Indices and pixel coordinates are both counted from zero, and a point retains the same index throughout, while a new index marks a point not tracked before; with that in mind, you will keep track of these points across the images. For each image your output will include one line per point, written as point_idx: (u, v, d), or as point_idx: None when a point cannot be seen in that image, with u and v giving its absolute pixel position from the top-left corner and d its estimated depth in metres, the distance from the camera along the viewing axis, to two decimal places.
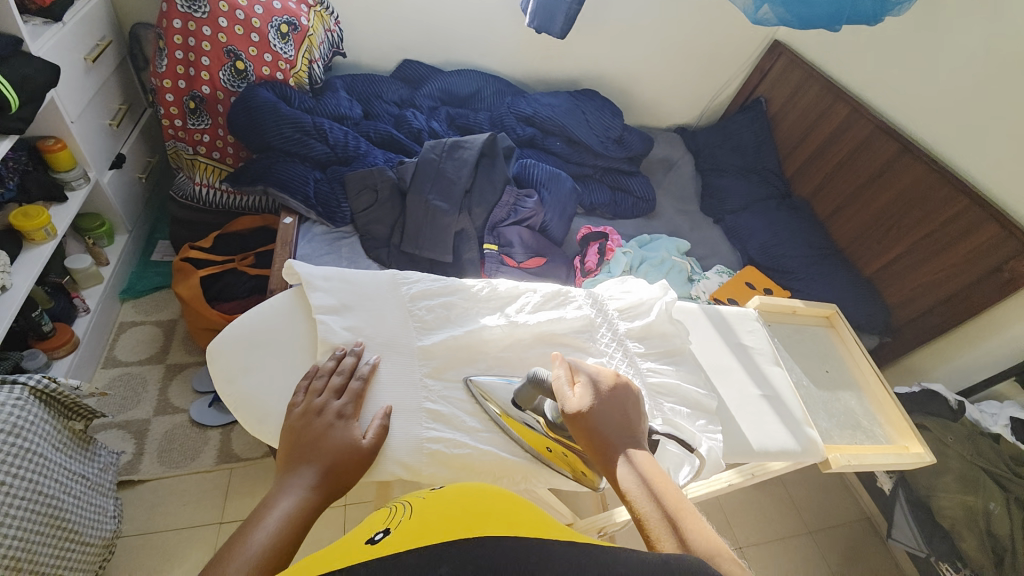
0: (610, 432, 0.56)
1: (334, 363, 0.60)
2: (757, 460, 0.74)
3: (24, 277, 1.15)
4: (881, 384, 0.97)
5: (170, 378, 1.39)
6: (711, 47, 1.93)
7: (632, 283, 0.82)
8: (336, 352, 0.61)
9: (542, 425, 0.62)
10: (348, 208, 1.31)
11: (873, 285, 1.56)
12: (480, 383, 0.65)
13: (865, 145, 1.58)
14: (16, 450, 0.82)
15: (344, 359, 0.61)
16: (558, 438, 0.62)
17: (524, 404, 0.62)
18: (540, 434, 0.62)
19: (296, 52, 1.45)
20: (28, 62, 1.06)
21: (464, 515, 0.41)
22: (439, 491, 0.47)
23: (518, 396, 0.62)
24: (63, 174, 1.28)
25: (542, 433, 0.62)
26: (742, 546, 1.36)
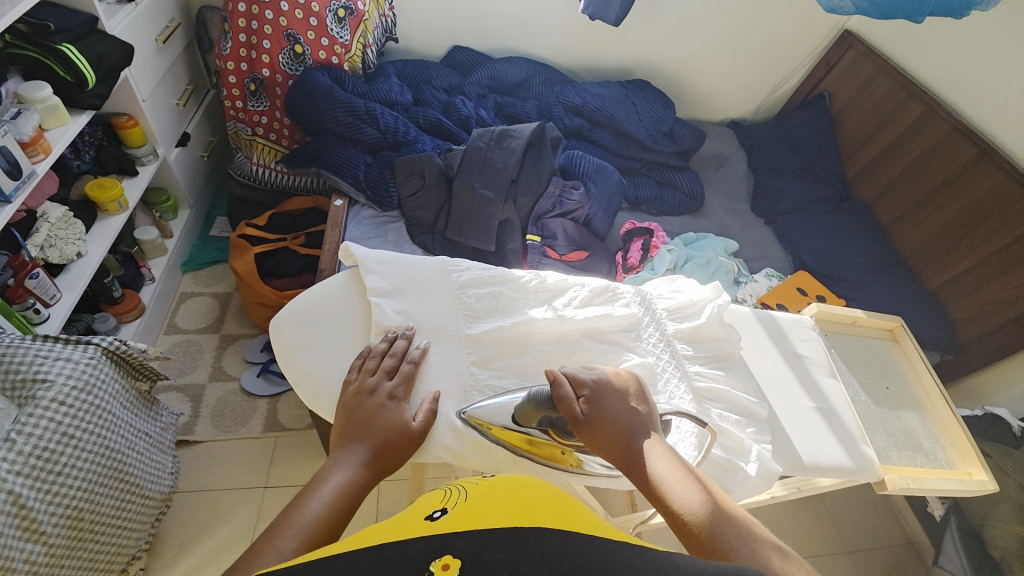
0: (622, 434, 0.56)
1: (386, 344, 0.62)
2: (806, 474, 0.71)
3: (98, 245, 1.23)
4: (947, 406, 0.91)
5: (224, 347, 1.47)
6: (774, 37, 1.83)
7: (683, 283, 0.79)
8: (388, 335, 0.63)
9: (550, 433, 0.60)
10: (396, 193, 1.34)
11: (938, 299, 1.46)
12: (474, 414, 0.60)
13: (940, 147, 1.46)
14: (88, 405, 0.89)
15: (395, 342, 0.62)
16: (565, 443, 0.61)
17: (524, 422, 0.59)
18: (553, 444, 0.61)
19: (352, 37, 1.48)
20: (102, 40, 1.13)
21: (517, 505, 0.43)
22: (490, 480, 0.50)
23: (519, 413, 0.59)
24: (135, 150, 1.36)
25: (549, 440, 0.61)
26: None
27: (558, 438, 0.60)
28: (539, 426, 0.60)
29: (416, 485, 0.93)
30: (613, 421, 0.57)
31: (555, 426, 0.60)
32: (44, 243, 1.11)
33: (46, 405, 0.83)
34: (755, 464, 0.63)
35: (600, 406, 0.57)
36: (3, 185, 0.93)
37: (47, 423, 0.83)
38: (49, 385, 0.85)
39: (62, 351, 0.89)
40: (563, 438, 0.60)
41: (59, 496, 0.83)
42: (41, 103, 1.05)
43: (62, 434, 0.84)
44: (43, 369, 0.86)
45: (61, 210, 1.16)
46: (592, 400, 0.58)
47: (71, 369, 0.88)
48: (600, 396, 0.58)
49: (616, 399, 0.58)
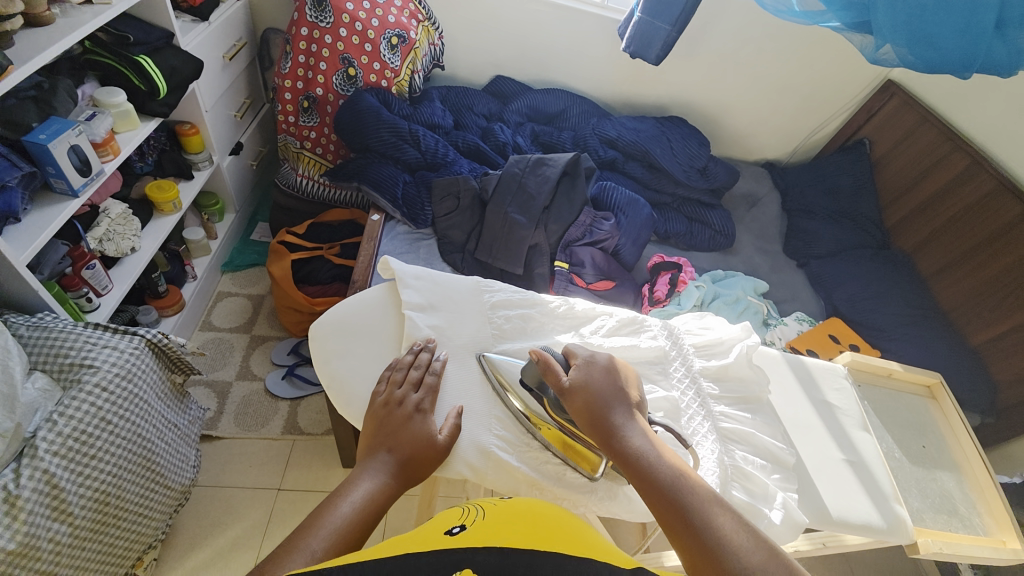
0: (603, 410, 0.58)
1: (411, 356, 0.63)
2: (834, 529, 0.68)
3: (150, 242, 1.31)
4: (985, 469, 0.86)
5: (253, 348, 1.52)
6: (813, 82, 1.85)
7: (712, 320, 0.79)
8: (413, 347, 0.64)
9: (549, 408, 0.61)
10: (431, 212, 1.38)
11: (979, 357, 1.40)
12: (493, 360, 0.66)
13: (985, 202, 1.43)
14: (126, 394, 0.92)
15: (420, 354, 0.63)
16: (563, 425, 0.61)
17: (529, 385, 0.62)
18: (552, 425, 0.62)
19: (401, 63, 1.56)
20: (176, 54, 1.23)
21: (533, 528, 0.43)
22: (510, 501, 0.51)
23: (525, 374, 0.63)
24: (193, 157, 1.45)
25: (547, 416, 0.62)
26: None
27: (552, 414, 0.61)
28: (539, 393, 0.61)
29: (427, 501, 0.92)
30: (603, 409, 0.58)
31: (551, 398, 0.60)
32: (103, 236, 1.19)
33: (88, 390, 0.88)
34: (780, 511, 0.61)
35: (591, 387, 0.59)
36: (73, 181, 1.00)
37: (88, 408, 0.87)
38: (94, 371, 0.90)
39: (110, 339, 0.95)
40: (557, 414, 0.61)
41: (89, 480, 0.86)
42: (115, 108, 1.14)
43: (101, 419, 0.88)
44: (90, 355, 0.91)
45: (122, 207, 1.24)
46: (581, 382, 0.60)
47: (116, 357, 0.93)
48: (589, 375, 0.60)
49: (600, 380, 0.60)
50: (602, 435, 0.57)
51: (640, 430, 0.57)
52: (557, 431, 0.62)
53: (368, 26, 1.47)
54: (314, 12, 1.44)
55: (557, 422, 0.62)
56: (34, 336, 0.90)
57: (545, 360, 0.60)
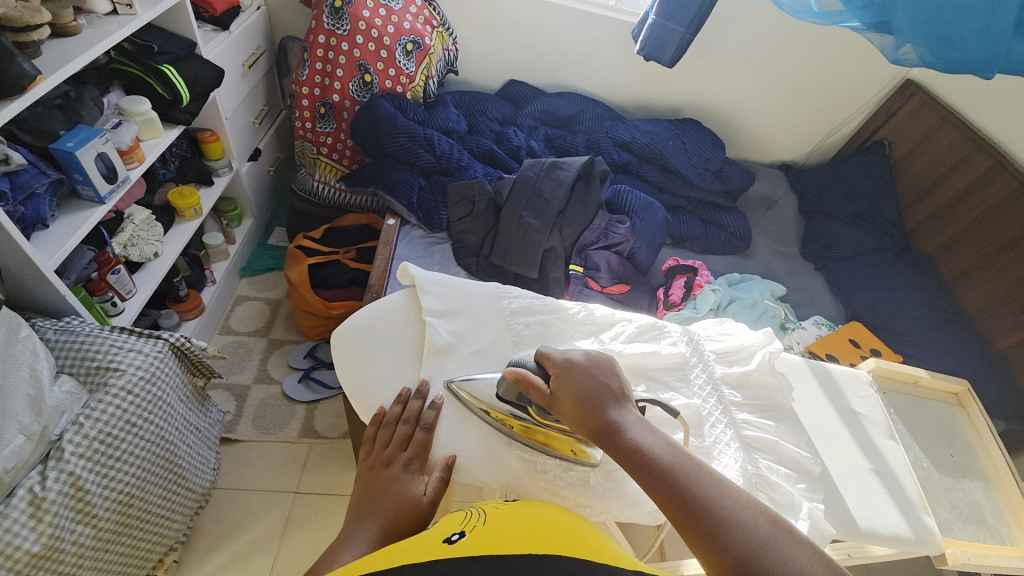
0: (590, 402, 0.57)
1: (400, 406, 0.62)
2: (862, 541, 0.66)
3: (173, 246, 1.33)
4: (1015, 480, 0.84)
5: (270, 351, 1.54)
6: (831, 83, 1.82)
7: (732, 326, 0.78)
8: (403, 395, 0.63)
9: (533, 414, 0.61)
10: (445, 217, 1.39)
11: (1004, 362, 1.36)
12: (461, 384, 0.63)
13: (1009, 204, 1.40)
14: (149, 396, 0.94)
15: (410, 404, 0.62)
16: (548, 424, 0.61)
17: (506, 399, 0.61)
18: (533, 423, 0.61)
19: (416, 69, 1.58)
20: (198, 63, 1.25)
21: (535, 532, 0.45)
22: (510, 507, 0.53)
23: (502, 391, 0.61)
24: (213, 163, 1.48)
25: (531, 422, 0.61)
26: None
27: (536, 416, 0.61)
28: (519, 405, 0.61)
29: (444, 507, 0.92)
30: (586, 406, 0.56)
31: (533, 407, 0.60)
32: (127, 241, 1.22)
33: (114, 392, 0.90)
34: (807, 522, 0.60)
35: (570, 384, 0.58)
36: (99, 188, 1.03)
37: (113, 411, 0.89)
38: (120, 374, 0.91)
39: (134, 343, 0.96)
40: (540, 418, 0.60)
41: (113, 482, 0.88)
42: (139, 116, 1.16)
43: (125, 421, 0.90)
44: (116, 358, 0.93)
45: (146, 213, 1.26)
46: (565, 376, 0.59)
47: (140, 361, 0.95)
48: (573, 370, 0.59)
49: (585, 371, 0.59)
50: (589, 432, 0.56)
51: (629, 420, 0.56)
52: (543, 432, 0.61)
53: (383, 33, 1.48)
54: (331, 20, 1.46)
55: (541, 423, 0.61)
56: (62, 340, 0.92)
57: (522, 376, 0.59)
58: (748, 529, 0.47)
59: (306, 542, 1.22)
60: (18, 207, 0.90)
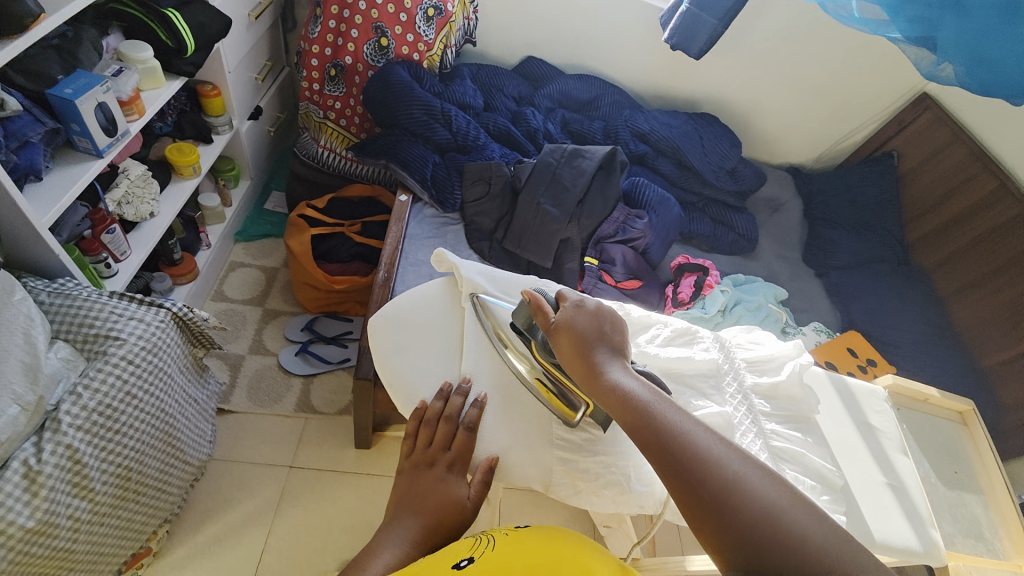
0: (586, 348, 0.58)
1: (441, 402, 0.61)
2: (876, 553, 0.68)
3: (170, 206, 1.25)
4: (1011, 498, 0.88)
5: (266, 322, 1.49)
6: (848, 89, 1.82)
7: (761, 335, 0.78)
8: (443, 391, 0.61)
9: (536, 350, 0.62)
10: (460, 197, 1.34)
11: (988, 378, 1.42)
12: (485, 302, 0.67)
13: (1011, 226, 1.43)
14: (150, 367, 0.90)
15: (451, 399, 0.61)
16: (546, 366, 0.62)
17: (519, 328, 0.64)
18: (536, 368, 0.63)
19: (436, 36, 1.50)
20: (204, 10, 1.15)
21: (541, 560, 0.47)
22: (523, 531, 0.54)
23: (516, 317, 0.64)
24: (212, 119, 1.39)
25: (533, 359, 0.63)
26: None
27: (538, 357, 0.62)
28: (526, 335, 0.63)
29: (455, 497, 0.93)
30: (581, 349, 0.58)
31: (538, 338, 0.62)
32: (122, 199, 1.15)
33: (115, 362, 0.85)
34: None
35: (570, 329, 0.60)
36: (99, 141, 0.95)
37: (113, 381, 0.84)
38: (120, 343, 0.87)
39: (135, 311, 0.91)
40: (543, 358, 0.61)
41: (111, 456, 0.85)
42: (140, 64, 1.08)
43: (125, 393, 0.86)
44: (116, 326, 0.88)
45: (142, 168, 1.19)
46: (566, 319, 0.61)
47: (142, 330, 0.90)
48: (575, 316, 0.61)
49: (586, 320, 0.60)
50: (580, 373, 0.57)
51: (621, 367, 0.57)
52: (542, 377, 0.62)
53: None
54: None
55: (542, 366, 0.62)
56: (57, 304, 0.87)
57: (536, 300, 0.62)
58: (725, 468, 0.47)
59: (301, 517, 1.21)
60: (10, 155, 0.83)
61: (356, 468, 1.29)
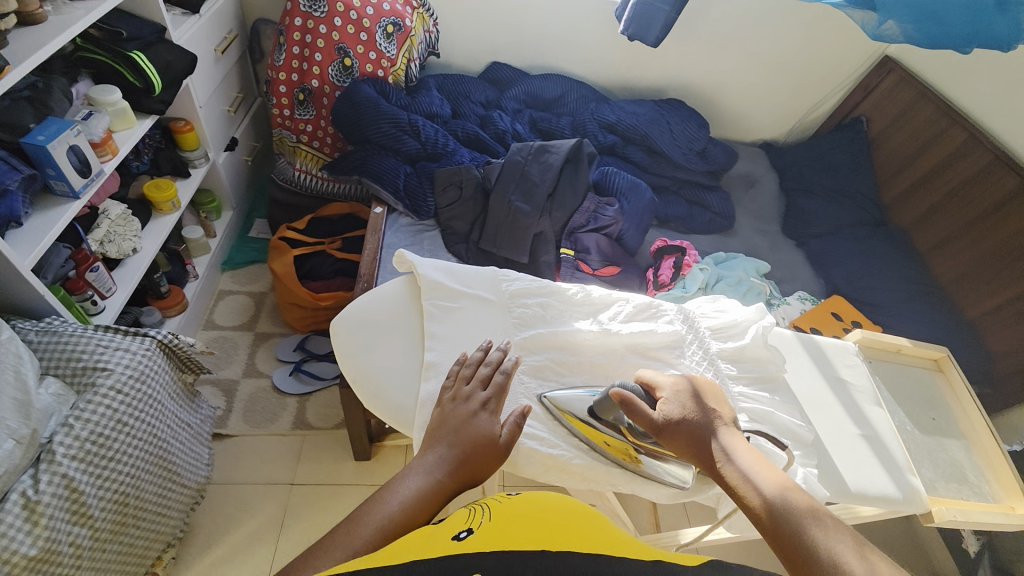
0: (696, 436, 0.59)
1: (481, 352, 0.64)
2: (853, 502, 0.69)
3: (152, 241, 1.29)
4: (994, 439, 0.88)
5: (258, 345, 1.52)
6: (811, 60, 1.85)
7: (725, 302, 0.79)
8: (485, 344, 0.65)
9: (624, 430, 0.62)
10: (433, 203, 1.37)
11: (975, 330, 1.41)
12: (555, 401, 0.64)
13: (982, 176, 1.44)
14: (140, 395, 0.92)
15: (490, 352, 0.64)
16: (638, 444, 0.62)
17: (600, 416, 0.62)
18: (620, 439, 0.62)
19: (398, 51, 1.54)
20: (170, 49, 1.20)
21: (549, 526, 0.47)
22: (518, 500, 0.53)
23: (598, 405, 0.62)
24: (188, 154, 1.43)
25: (622, 439, 0.62)
26: None
27: (631, 438, 0.62)
28: (614, 423, 0.62)
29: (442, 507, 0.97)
30: (695, 427, 0.59)
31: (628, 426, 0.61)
32: (104, 238, 1.17)
33: (104, 393, 0.87)
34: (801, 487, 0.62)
35: (681, 410, 0.60)
36: (74, 182, 0.98)
37: (104, 410, 0.87)
38: (107, 373, 0.89)
39: (121, 341, 0.94)
40: (636, 439, 0.61)
41: (107, 482, 0.86)
42: (111, 106, 1.11)
43: (117, 421, 0.88)
44: (103, 357, 0.90)
45: (122, 208, 1.22)
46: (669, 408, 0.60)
47: (128, 359, 0.92)
48: (676, 402, 0.61)
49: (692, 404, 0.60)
50: (695, 454, 0.58)
51: (740, 446, 0.58)
52: (630, 449, 0.62)
53: (363, 15, 1.44)
54: (308, 2, 1.41)
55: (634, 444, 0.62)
56: (44, 341, 0.89)
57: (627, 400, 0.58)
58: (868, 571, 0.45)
59: (306, 532, 1.22)
60: None
61: (356, 478, 1.31)
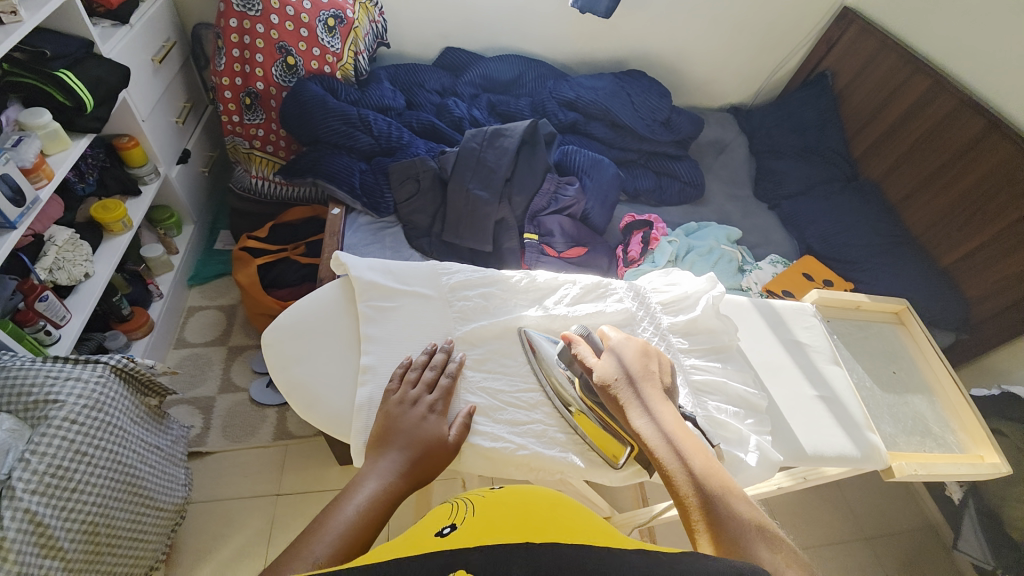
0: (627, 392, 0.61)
1: (425, 357, 0.65)
2: (810, 463, 0.74)
3: (105, 265, 1.26)
4: (958, 390, 0.91)
5: (232, 359, 1.50)
6: (770, 18, 1.81)
7: (677, 275, 0.82)
8: (429, 347, 0.66)
9: (578, 391, 0.64)
10: (391, 199, 1.34)
11: (949, 277, 1.41)
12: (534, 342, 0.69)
13: (949, 120, 1.41)
14: (98, 423, 0.91)
15: (435, 355, 0.65)
16: (592, 407, 0.64)
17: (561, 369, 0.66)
18: (579, 404, 0.64)
19: (343, 45, 1.49)
20: (99, 63, 1.15)
21: (528, 514, 0.46)
22: (497, 493, 0.51)
23: (560, 358, 0.66)
24: (137, 170, 1.39)
25: (579, 402, 0.64)
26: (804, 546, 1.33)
27: (580, 394, 0.64)
28: (570, 379, 0.65)
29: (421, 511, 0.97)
30: (627, 386, 0.61)
31: (580, 381, 0.64)
32: (52, 266, 1.14)
33: (58, 425, 0.85)
34: (755, 453, 0.65)
35: (617, 369, 0.63)
36: (7, 213, 0.95)
37: (60, 442, 0.85)
38: (60, 405, 0.87)
39: (71, 371, 0.92)
40: (586, 397, 0.63)
41: (75, 513, 0.85)
42: (42, 130, 1.07)
43: (75, 451, 0.86)
44: (54, 389, 0.88)
45: (68, 233, 1.18)
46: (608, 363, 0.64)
47: (81, 388, 0.90)
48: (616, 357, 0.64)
49: (630, 361, 0.64)
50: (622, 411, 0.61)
51: (666, 410, 0.60)
52: (587, 417, 0.64)
53: (300, 10, 1.39)
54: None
55: (586, 405, 0.64)
56: None
57: (573, 341, 0.65)
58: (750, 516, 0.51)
59: None
60: None
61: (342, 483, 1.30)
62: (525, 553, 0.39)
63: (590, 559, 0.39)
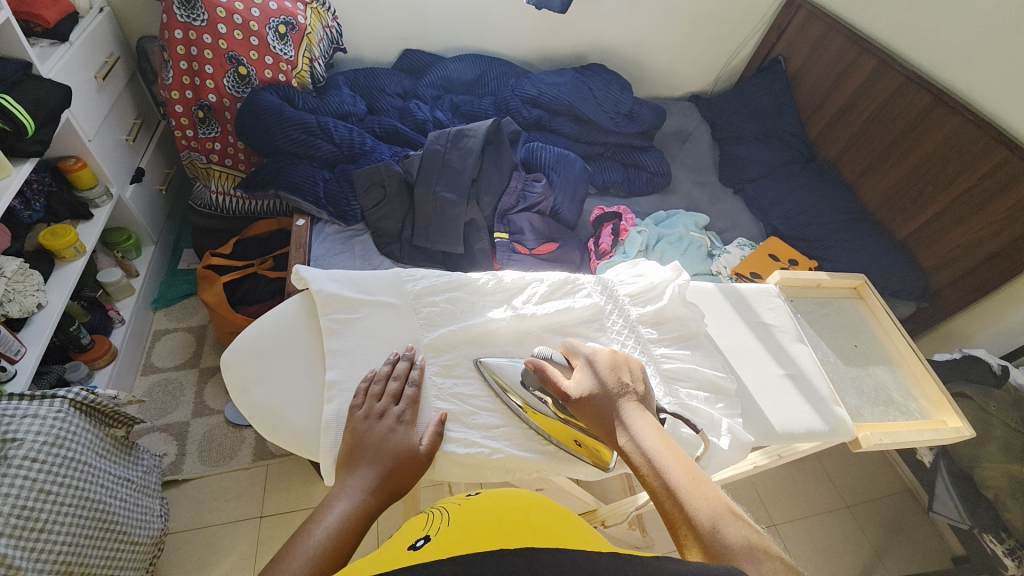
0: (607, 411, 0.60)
1: (389, 367, 0.64)
2: (780, 442, 0.76)
3: (59, 294, 1.21)
4: (917, 359, 0.95)
5: (204, 381, 1.45)
6: (723, 7, 1.84)
7: (644, 266, 0.84)
8: (391, 357, 0.65)
9: (552, 407, 0.63)
10: (358, 206, 1.32)
11: (907, 249, 1.46)
12: (491, 366, 0.67)
13: (896, 98, 1.47)
14: (61, 459, 0.87)
15: (398, 364, 0.64)
16: (568, 420, 0.63)
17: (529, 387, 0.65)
18: (552, 417, 0.63)
19: (296, 52, 1.45)
20: (38, 85, 1.10)
21: (503, 517, 0.46)
22: (474, 499, 0.51)
23: (526, 379, 0.65)
24: (86, 193, 1.33)
25: (551, 416, 0.63)
26: (790, 519, 1.37)
27: (553, 408, 0.63)
28: (540, 397, 0.64)
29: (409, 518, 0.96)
30: (610, 404, 0.60)
31: (553, 402, 0.62)
32: (3, 298, 1.08)
33: (17, 464, 0.81)
34: (727, 437, 0.67)
35: (594, 386, 0.62)
36: None
37: (22, 482, 0.81)
38: (18, 444, 0.82)
39: (28, 407, 0.87)
40: (560, 411, 0.62)
41: (44, 553, 0.81)
42: None
43: (39, 490, 0.82)
44: (11, 428, 0.83)
45: (17, 263, 1.12)
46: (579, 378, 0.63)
47: (39, 425, 0.86)
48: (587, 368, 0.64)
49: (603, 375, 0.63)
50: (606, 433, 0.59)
51: (646, 422, 0.59)
52: (555, 418, 0.63)
53: (248, 19, 1.35)
54: (184, 10, 1.30)
55: (558, 416, 0.63)
56: None
57: (542, 367, 0.63)
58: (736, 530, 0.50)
59: None
60: None
61: None
62: (501, 558, 0.39)
63: (564, 560, 0.39)
